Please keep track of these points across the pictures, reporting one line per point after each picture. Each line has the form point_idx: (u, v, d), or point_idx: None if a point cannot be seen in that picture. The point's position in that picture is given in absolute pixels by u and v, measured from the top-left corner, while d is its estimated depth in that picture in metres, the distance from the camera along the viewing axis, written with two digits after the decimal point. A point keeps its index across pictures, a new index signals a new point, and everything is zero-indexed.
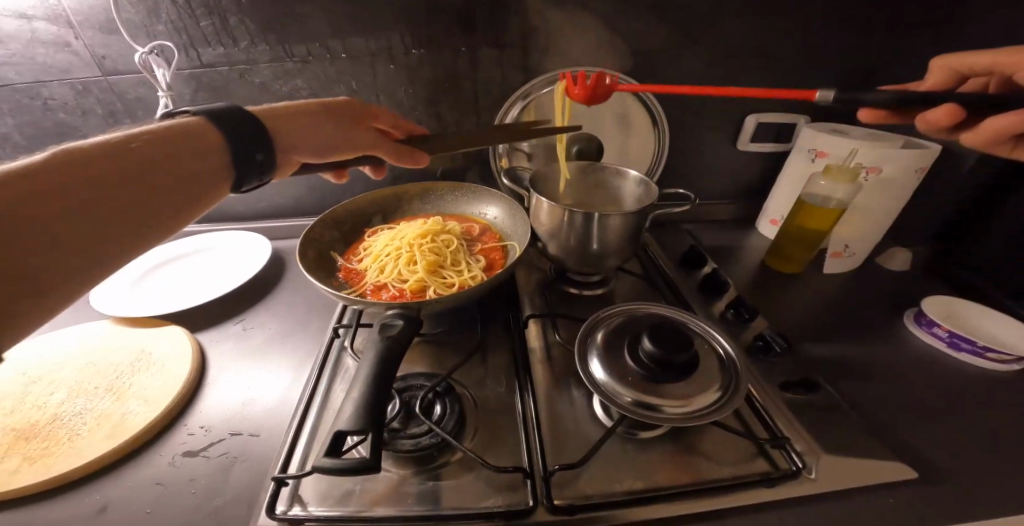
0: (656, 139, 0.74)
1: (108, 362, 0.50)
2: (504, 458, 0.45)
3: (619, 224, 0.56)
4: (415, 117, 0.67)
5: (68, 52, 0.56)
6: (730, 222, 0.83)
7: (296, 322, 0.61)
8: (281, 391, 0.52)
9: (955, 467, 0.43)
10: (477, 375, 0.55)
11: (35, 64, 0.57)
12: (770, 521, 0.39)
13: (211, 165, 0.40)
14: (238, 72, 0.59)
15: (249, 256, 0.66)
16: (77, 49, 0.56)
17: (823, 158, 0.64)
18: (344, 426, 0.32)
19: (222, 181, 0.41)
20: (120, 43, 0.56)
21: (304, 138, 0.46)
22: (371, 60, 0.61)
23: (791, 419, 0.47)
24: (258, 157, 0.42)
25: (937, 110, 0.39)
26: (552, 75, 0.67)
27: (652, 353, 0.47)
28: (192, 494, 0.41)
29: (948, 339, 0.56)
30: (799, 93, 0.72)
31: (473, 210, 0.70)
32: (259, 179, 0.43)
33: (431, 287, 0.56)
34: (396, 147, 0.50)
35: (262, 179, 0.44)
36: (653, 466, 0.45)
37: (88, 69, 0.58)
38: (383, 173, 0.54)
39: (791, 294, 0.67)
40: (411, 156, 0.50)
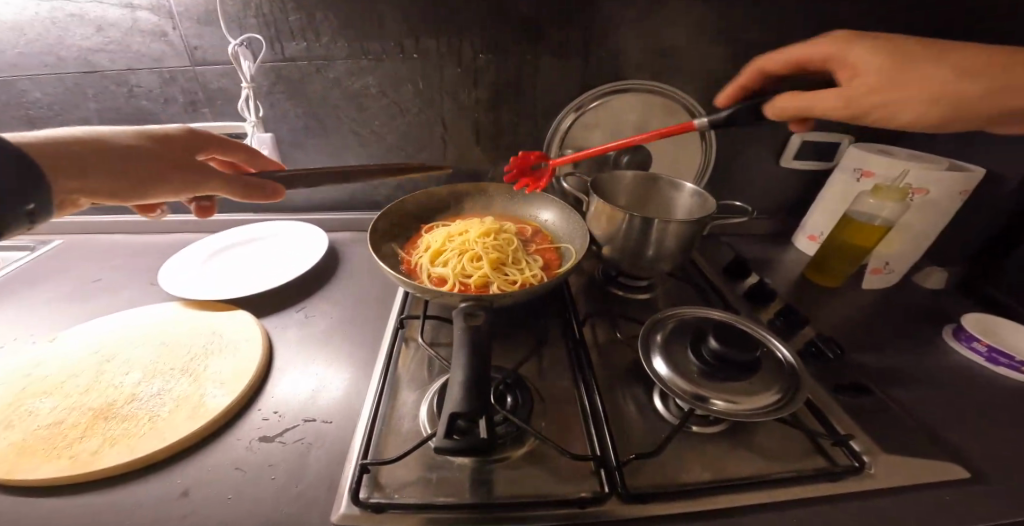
0: (704, 153, 0.76)
1: (180, 343, 0.51)
2: (576, 450, 0.46)
3: (678, 229, 0.58)
4: (478, 119, 0.69)
5: (162, 42, 0.58)
6: (767, 236, 0.85)
7: (357, 312, 0.62)
8: (348, 379, 0.52)
9: (1012, 476, 0.45)
10: (539, 370, 0.56)
11: (129, 52, 0.59)
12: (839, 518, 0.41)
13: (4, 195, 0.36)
14: (317, 67, 0.60)
15: (307, 247, 0.67)
16: (172, 39, 0.57)
17: (868, 177, 0.67)
18: (455, 408, 0.33)
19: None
20: (213, 34, 0.57)
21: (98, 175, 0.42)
22: (445, 62, 0.63)
23: (849, 423, 0.49)
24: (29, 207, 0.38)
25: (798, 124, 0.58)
26: (609, 86, 0.69)
27: (717, 351, 0.49)
28: (272, 479, 0.42)
29: (987, 353, 0.58)
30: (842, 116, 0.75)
31: (526, 212, 0.72)
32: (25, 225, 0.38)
33: (494, 283, 0.58)
34: (243, 185, 0.50)
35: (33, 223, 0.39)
36: (719, 460, 0.46)
37: (178, 59, 0.59)
38: (210, 214, 0.54)
39: (833, 306, 0.69)
40: (262, 192, 0.50)
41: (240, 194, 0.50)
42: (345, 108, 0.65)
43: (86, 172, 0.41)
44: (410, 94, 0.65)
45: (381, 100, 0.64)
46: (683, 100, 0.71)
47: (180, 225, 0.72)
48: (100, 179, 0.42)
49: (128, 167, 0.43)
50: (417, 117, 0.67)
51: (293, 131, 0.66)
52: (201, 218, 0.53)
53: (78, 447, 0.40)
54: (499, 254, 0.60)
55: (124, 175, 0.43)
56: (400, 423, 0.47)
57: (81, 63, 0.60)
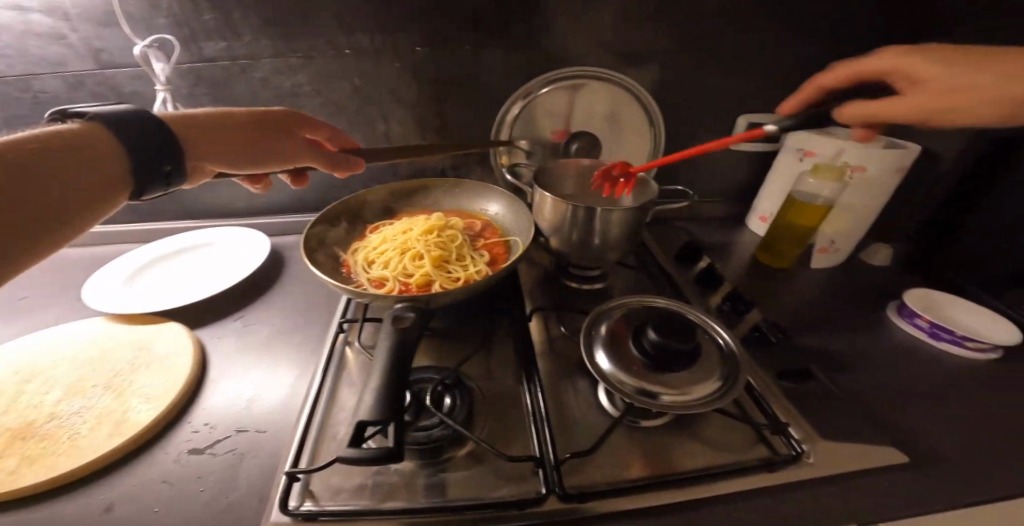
0: (654, 139, 0.76)
1: (106, 358, 0.49)
2: (515, 450, 0.45)
3: (621, 218, 0.58)
4: (419, 114, 0.67)
5: (63, 44, 0.54)
6: (723, 220, 0.85)
7: (300, 318, 0.60)
8: (286, 386, 0.51)
9: (939, 451, 0.46)
10: (484, 369, 0.55)
11: (28, 56, 0.55)
12: (771, 506, 0.41)
13: (107, 175, 0.38)
14: (239, 67, 0.58)
15: (248, 253, 0.65)
16: (72, 42, 0.54)
17: (810, 158, 0.67)
18: (365, 416, 0.32)
19: (122, 190, 0.39)
20: (118, 36, 0.54)
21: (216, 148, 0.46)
22: (379, 57, 0.61)
23: (789, 408, 0.49)
24: (167, 168, 0.42)
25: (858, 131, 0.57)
26: (552, 74, 0.67)
27: (656, 341, 0.48)
28: (201, 491, 0.40)
29: (930, 330, 0.59)
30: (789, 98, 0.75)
31: (475, 206, 0.71)
32: (164, 188, 0.42)
33: (436, 282, 0.57)
34: (330, 159, 0.52)
35: (168, 187, 0.43)
36: (659, 454, 0.46)
37: (82, 62, 0.56)
38: (303, 182, 0.57)
39: (783, 287, 0.70)
40: (345, 165, 0.53)
41: (328, 167, 0.52)
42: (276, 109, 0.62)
43: (207, 142, 0.46)
44: (345, 91, 0.63)
45: (314, 98, 0.62)
46: (630, 86, 0.70)
47: (111, 236, 0.69)
48: (223, 153, 0.46)
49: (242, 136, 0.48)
50: (354, 114, 0.65)
51: None
52: (295, 185, 0.58)
53: None
54: (441, 252, 0.59)
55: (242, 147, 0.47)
56: (336, 429, 0.46)
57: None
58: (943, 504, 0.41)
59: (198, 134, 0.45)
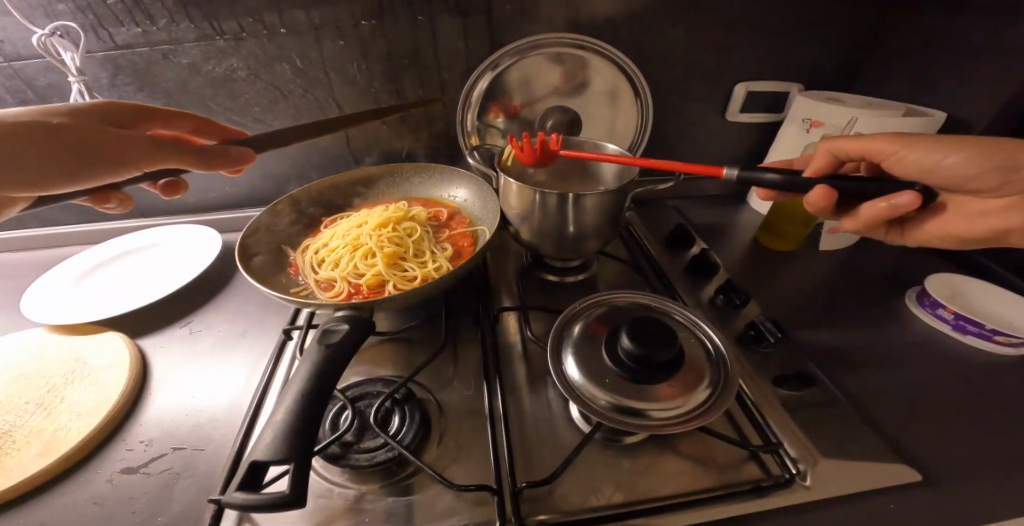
0: (640, 112, 0.67)
1: (41, 373, 0.46)
2: (470, 471, 0.41)
3: (596, 204, 0.51)
4: (371, 95, 0.61)
5: None
6: (721, 198, 0.77)
7: (251, 322, 0.56)
8: (230, 400, 0.48)
9: (960, 467, 0.40)
10: (444, 376, 0.51)
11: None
12: None
13: None
14: (161, 53, 0.52)
15: (198, 253, 0.62)
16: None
17: (818, 129, 0.58)
18: (261, 455, 0.28)
19: None
20: (17, 24, 0.49)
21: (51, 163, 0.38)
22: (318, 34, 0.55)
23: (786, 419, 0.43)
24: None
25: (816, 191, 0.37)
26: (520, 44, 0.60)
27: (630, 350, 0.42)
28: (130, 514, 0.38)
29: (953, 321, 0.52)
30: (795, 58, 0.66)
31: (442, 193, 0.65)
32: None
33: (389, 282, 0.52)
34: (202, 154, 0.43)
35: None
36: (634, 475, 0.41)
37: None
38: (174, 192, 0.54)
39: (786, 273, 0.63)
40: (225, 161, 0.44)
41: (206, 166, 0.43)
42: (212, 97, 0.57)
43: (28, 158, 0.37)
44: (286, 75, 0.57)
45: (253, 84, 0.56)
46: (610, 55, 0.62)
47: (61, 239, 0.66)
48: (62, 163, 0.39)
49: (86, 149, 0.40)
50: (300, 100, 0.59)
51: None
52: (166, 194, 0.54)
53: None
54: (396, 248, 0.54)
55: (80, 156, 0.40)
56: None
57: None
58: None
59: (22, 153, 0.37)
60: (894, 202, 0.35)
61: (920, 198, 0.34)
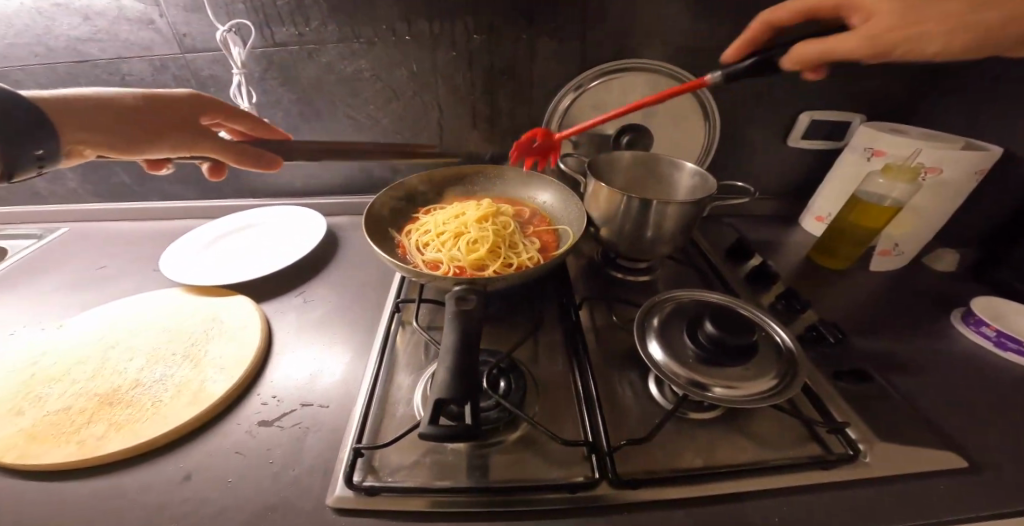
0: (708, 133, 0.75)
1: (181, 329, 0.52)
2: (568, 435, 0.46)
3: (676, 212, 0.58)
4: (472, 101, 0.68)
5: (152, 30, 0.57)
6: (772, 218, 0.83)
7: (354, 296, 0.62)
8: (344, 364, 0.53)
9: (1008, 464, 0.44)
10: (533, 354, 0.56)
11: (119, 41, 0.58)
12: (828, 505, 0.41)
13: None
14: (307, 52, 0.60)
15: (306, 231, 0.68)
16: (160, 27, 0.57)
17: (879, 157, 0.65)
18: (442, 395, 0.33)
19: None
20: (201, 21, 0.56)
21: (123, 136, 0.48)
22: (437, 43, 0.62)
23: (847, 409, 0.48)
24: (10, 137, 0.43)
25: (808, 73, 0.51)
26: (602, 67, 0.67)
27: (713, 335, 0.48)
28: (270, 464, 0.43)
29: (996, 339, 0.57)
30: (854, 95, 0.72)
31: (523, 194, 0.71)
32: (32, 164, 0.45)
33: (489, 266, 0.58)
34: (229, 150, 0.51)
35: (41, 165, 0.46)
36: (711, 446, 0.46)
37: (167, 46, 0.58)
38: (220, 173, 0.55)
39: (836, 289, 0.68)
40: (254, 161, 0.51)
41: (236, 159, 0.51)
42: (338, 94, 0.64)
43: (114, 124, 0.47)
44: (404, 77, 0.64)
45: (374, 83, 0.63)
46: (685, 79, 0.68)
47: (178, 212, 0.72)
48: (129, 128, 0.47)
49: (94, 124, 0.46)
50: (411, 100, 0.66)
51: (288, 116, 0.66)
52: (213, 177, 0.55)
53: (85, 433, 0.42)
54: (495, 237, 0.60)
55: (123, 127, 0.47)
56: (395, 408, 0.47)
57: (69, 52, 0.60)
58: (1009, 513, 0.40)
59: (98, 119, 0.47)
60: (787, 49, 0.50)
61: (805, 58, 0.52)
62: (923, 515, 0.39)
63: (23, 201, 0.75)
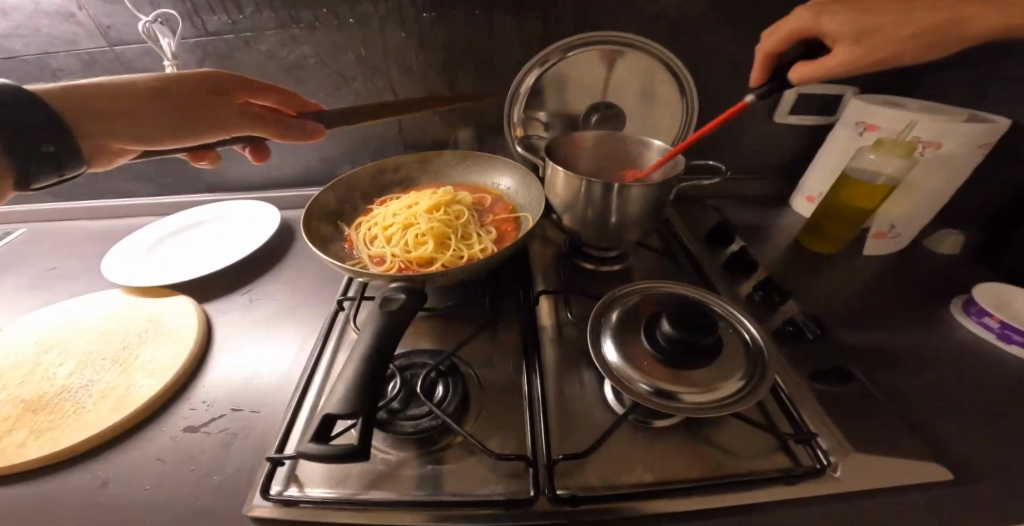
0: (684, 110, 0.69)
1: (117, 332, 0.51)
2: (507, 445, 0.43)
3: (641, 195, 0.53)
4: (427, 85, 0.64)
5: (72, 22, 0.55)
6: (761, 200, 0.78)
7: (304, 292, 0.60)
8: (283, 366, 0.51)
9: (999, 472, 0.40)
10: (483, 354, 0.53)
11: (42, 36, 0.57)
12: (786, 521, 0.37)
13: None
14: (243, 39, 0.57)
15: (259, 226, 0.66)
16: (81, 19, 0.55)
17: (872, 132, 0.58)
18: (333, 410, 0.30)
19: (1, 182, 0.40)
20: (122, 11, 0.54)
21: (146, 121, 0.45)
22: (383, 25, 0.58)
23: (819, 415, 0.44)
24: (48, 147, 0.40)
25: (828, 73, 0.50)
26: (567, 40, 0.62)
27: (670, 335, 0.44)
28: (191, 470, 0.41)
29: (999, 330, 0.51)
30: None
31: (485, 180, 0.68)
32: (58, 173, 0.42)
33: (437, 260, 0.55)
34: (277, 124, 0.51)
35: (63, 173, 0.43)
36: (664, 458, 0.42)
37: (92, 40, 0.57)
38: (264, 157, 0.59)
39: (824, 277, 0.63)
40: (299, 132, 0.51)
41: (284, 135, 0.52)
42: (284, 82, 0.61)
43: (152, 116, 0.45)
44: (351, 63, 0.61)
45: (320, 70, 0.61)
46: (656, 52, 0.63)
47: (135, 209, 0.72)
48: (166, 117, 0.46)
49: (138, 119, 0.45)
50: (361, 86, 0.63)
51: None
52: (256, 161, 0.59)
53: (5, 440, 0.41)
54: (444, 228, 0.57)
55: (169, 116, 0.46)
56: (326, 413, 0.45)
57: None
58: None
59: (131, 109, 0.45)
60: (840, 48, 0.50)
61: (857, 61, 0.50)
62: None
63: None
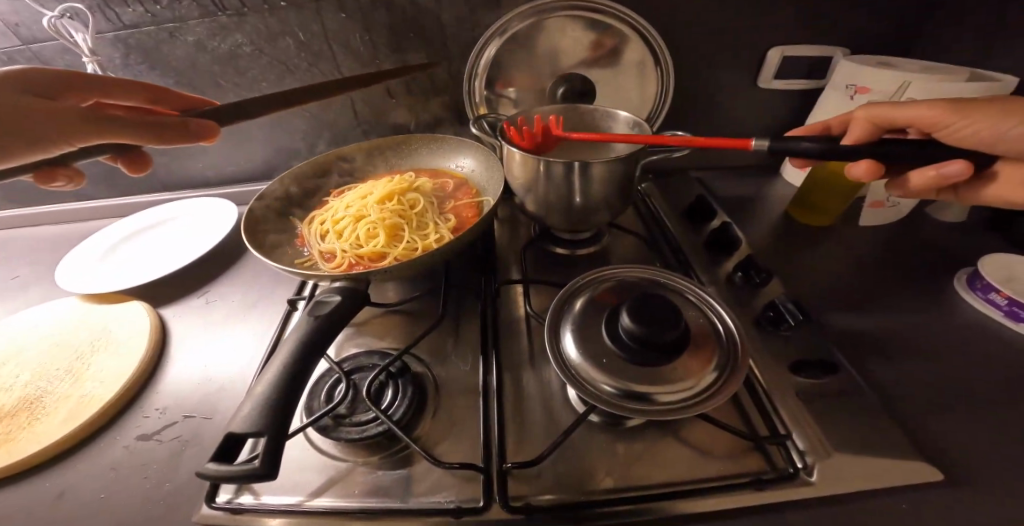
0: (659, 79, 0.62)
1: (71, 340, 0.50)
2: (460, 448, 0.41)
3: (603, 172, 0.49)
4: (375, 67, 0.60)
5: None
6: (750, 169, 0.72)
7: (262, 292, 0.58)
8: (237, 370, 0.50)
9: (989, 467, 0.36)
10: (442, 350, 0.51)
11: None
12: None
13: None
14: (167, 32, 0.53)
15: (215, 224, 0.64)
16: None
17: (863, 95, 0.52)
18: (236, 429, 0.28)
19: None
20: (29, 9, 0.51)
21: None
22: (318, 5, 0.54)
23: (798, 410, 0.40)
24: None
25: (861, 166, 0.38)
26: (526, 7, 0.56)
27: (629, 327, 0.40)
28: (143, 478, 0.41)
29: (1006, 307, 0.46)
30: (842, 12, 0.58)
31: (447, 165, 0.64)
32: None
33: (389, 254, 0.52)
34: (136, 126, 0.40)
35: None
36: (627, 461, 0.40)
37: (5, 39, 0.54)
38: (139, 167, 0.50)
39: (814, 252, 0.58)
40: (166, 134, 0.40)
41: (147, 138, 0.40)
42: (220, 74, 0.57)
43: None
44: (289, 49, 0.56)
45: (257, 59, 0.57)
46: (625, 17, 0.57)
47: (93, 213, 0.70)
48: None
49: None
50: (304, 73, 0.59)
51: None
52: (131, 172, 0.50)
53: None
54: (397, 220, 0.54)
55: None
56: None
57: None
58: None
59: None
60: (942, 170, 0.34)
61: (971, 168, 0.33)
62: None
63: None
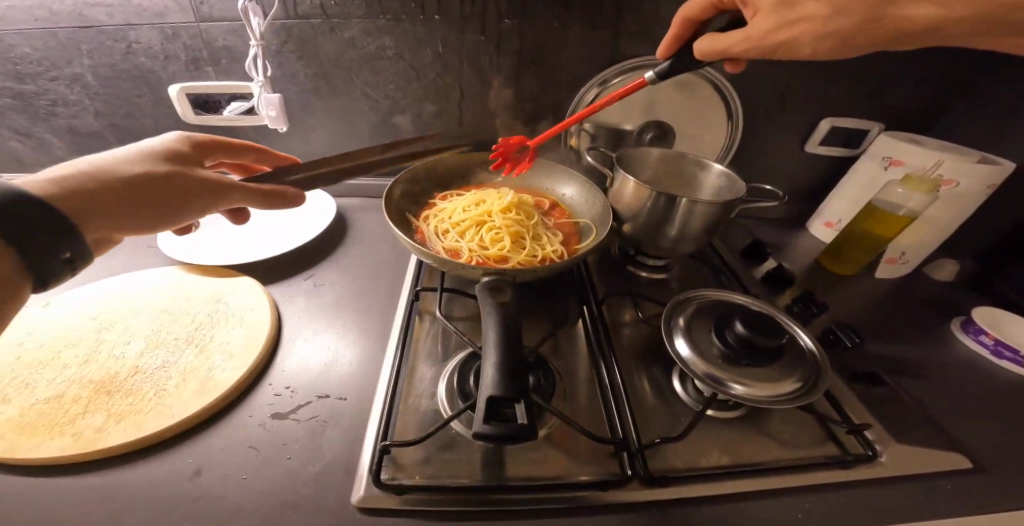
0: (728, 133, 0.75)
1: (185, 312, 0.50)
2: (596, 428, 0.46)
3: (704, 211, 0.55)
4: (495, 87, 0.65)
5: None
6: (780, 221, 0.85)
7: (366, 282, 0.60)
8: (360, 355, 0.51)
9: (1006, 466, 0.47)
10: (555, 348, 0.55)
11: (127, 7, 0.59)
12: (843, 497, 0.42)
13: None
14: (330, 26, 0.58)
15: (317, 215, 0.67)
16: None
17: (896, 166, 0.66)
18: (493, 393, 0.32)
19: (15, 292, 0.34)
20: None
21: (125, 214, 0.38)
22: (466, 24, 0.59)
23: (862, 412, 0.50)
24: (65, 255, 0.35)
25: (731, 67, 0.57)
26: (625, 63, 0.64)
27: (741, 334, 0.48)
28: (287, 459, 0.39)
29: (993, 347, 0.60)
30: (881, 105, 0.71)
31: (541, 186, 0.72)
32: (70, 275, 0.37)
33: (513, 259, 0.57)
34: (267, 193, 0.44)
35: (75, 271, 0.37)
36: (737, 446, 0.46)
37: (183, 15, 0.60)
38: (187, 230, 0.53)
39: (842, 293, 0.70)
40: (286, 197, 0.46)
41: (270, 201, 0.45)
42: (357, 71, 0.63)
43: (122, 202, 0.38)
44: (427, 57, 0.62)
45: (396, 63, 0.62)
46: (717, 80, 0.68)
47: None
48: (141, 202, 0.39)
49: (103, 203, 0.37)
50: (432, 81, 0.64)
51: (301, 91, 0.65)
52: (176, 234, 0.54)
53: (80, 424, 0.38)
54: (520, 227, 0.60)
55: (138, 199, 0.39)
56: (418, 401, 0.45)
57: (74, 17, 0.60)
58: (1007, 510, 0.42)
59: (102, 199, 0.37)
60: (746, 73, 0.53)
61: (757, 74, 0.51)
62: (934, 515, 0.41)
63: (12, 165, 0.76)
